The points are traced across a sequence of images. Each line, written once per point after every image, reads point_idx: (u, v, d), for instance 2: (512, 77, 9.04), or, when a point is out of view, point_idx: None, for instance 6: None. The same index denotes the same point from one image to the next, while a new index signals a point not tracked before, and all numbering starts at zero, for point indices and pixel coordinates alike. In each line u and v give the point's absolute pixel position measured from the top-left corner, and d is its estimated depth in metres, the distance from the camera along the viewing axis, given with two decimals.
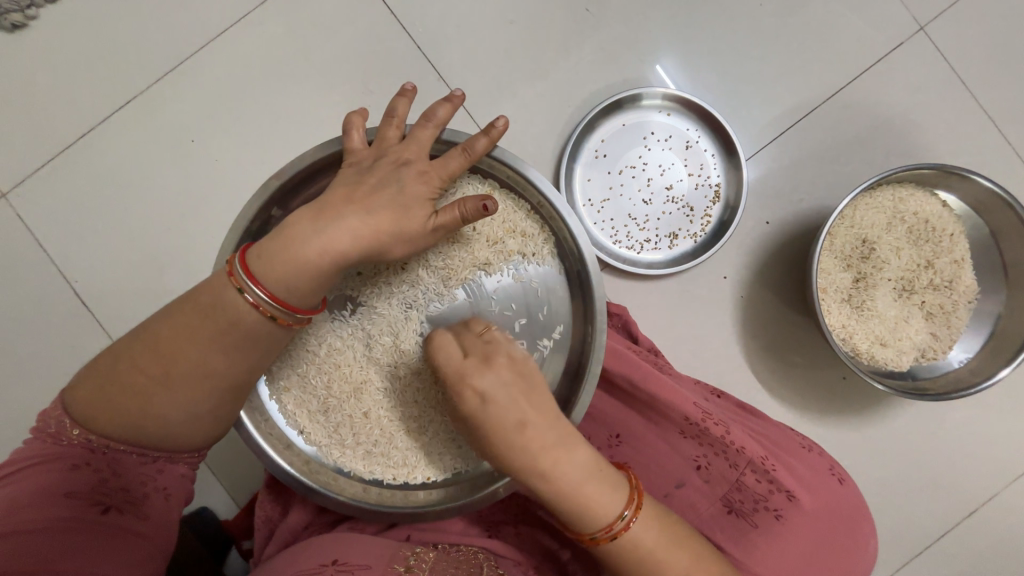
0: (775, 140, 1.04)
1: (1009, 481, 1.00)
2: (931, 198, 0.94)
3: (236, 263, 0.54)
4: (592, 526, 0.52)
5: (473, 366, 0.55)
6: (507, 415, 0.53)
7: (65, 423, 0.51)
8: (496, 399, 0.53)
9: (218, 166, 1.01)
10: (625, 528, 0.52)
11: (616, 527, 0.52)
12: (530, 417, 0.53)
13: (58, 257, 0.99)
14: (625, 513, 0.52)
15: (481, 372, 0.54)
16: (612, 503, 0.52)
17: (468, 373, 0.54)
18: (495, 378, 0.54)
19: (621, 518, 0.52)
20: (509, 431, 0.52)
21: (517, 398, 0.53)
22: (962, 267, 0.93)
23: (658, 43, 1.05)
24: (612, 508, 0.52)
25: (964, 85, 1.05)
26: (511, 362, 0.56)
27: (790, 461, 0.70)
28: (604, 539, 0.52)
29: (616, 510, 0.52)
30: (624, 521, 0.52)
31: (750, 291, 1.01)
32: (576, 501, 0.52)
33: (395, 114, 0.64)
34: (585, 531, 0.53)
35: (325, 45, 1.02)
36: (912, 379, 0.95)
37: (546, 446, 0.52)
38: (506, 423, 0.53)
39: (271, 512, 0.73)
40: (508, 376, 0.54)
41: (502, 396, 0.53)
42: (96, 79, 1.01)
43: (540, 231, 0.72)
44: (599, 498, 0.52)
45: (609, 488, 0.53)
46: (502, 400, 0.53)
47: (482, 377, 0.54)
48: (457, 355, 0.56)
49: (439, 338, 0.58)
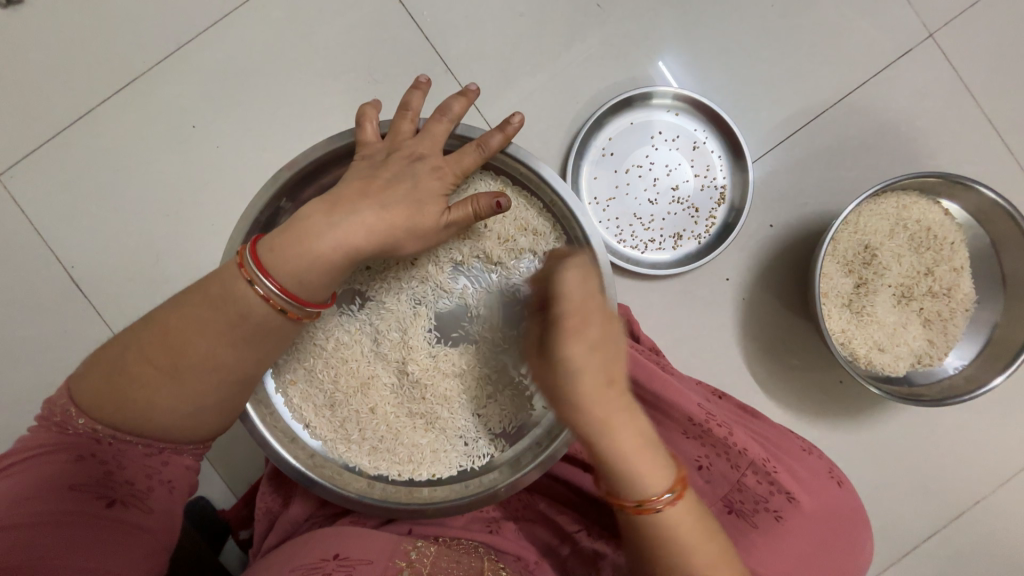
0: (782, 142, 1.04)
1: (996, 485, 1.02)
2: (934, 206, 0.95)
3: (247, 254, 0.53)
4: (638, 492, 0.52)
5: (592, 312, 0.51)
6: (602, 371, 0.51)
7: (70, 412, 0.50)
8: (600, 353, 0.51)
9: (220, 152, 0.99)
10: (666, 506, 0.52)
11: (657, 501, 0.52)
12: (616, 378, 0.52)
13: (53, 240, 0.97)
14: (672, 491, 0.52)
15: (592, 322, 0.51)
16: (662, 479, 0.53)
17: (581, 313, 0.51)
18: (601, 329, 0.51)
19: (667, 495, 0.52)
20: (597, 387, 0.51)
21: (608, 359, 0.52)
22: (960, 276, 0.95)
23: (669, 41, 1.04)
24: (659, 484, 0.52)
25: (969, 94, 1.06)
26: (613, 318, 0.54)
27: (791, 464, 0.71)
28: (643, 509, 0.52)
29: (661, 487, 0.52)
30: (666, 499, 0.52)
31: (751, 292, 1.02)
32: (625, 467, 0.52)
33: (409, 107, 0.63)
34: (622, 496, 0.53)
35: (331, 32, 1.00)
36: (908, 384, 0.96)
37: (622, 410, 0.52)
38: (598, 377, 0.51)
39: (272, 504, 0.73)
40: (609, 334, 0.52)
41: (602, 351, 0.51)
42: (93, 58, 0.98)
43: (551, 230, 0.71)
44: (651, 470, 0.52)
45: (660, 468, 0.53)
46: (601, 355, 0.51)
47: (593, 326, 0.51)
48: (578, 292, 0.51)
49: (557, 271, 0.53)
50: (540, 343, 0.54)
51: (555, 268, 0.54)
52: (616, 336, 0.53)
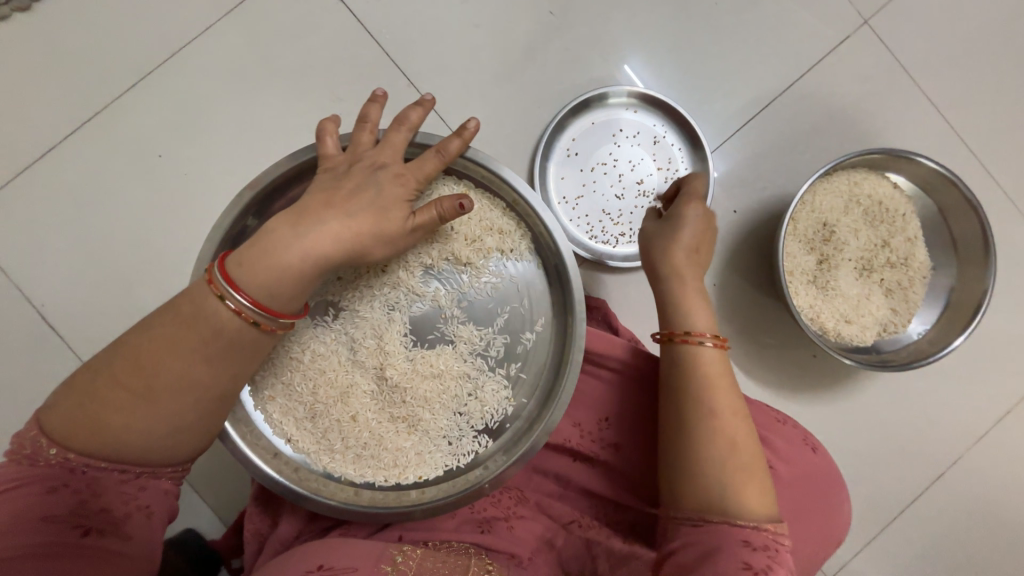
0: (737, 131, 1.09)
1: (970, 443, 1.06)
2: (883, 180, 0.99)
3: (215, 271, 0.54)
4: (690, 325, 0.67)
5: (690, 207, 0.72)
6: (693, 238, 0.70)
7: (41, 443, 0.50)
8: (688, 230, 0.70)
9: (187, 179, 0.99)
10: (703, 345, 0.65)
11: (704, 336, 0.65)
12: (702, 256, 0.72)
13: (20, 279, 0.96)
14: (717, 340, 0.66)
15: (684, 211, 0.71)
16: (711, 329, 0.67)
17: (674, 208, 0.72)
18: (694, 215, 0.71)
19: (711, 337, 0.65)
20: (689, 245, 0.70)
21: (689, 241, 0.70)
22: (915, 245, 0.99)
23: (621, 42, 1.08)
24: (707, 328, 0.66)
25: (907, 74, 1.12)
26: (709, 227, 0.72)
27: (767, 437, 0.73)
28: (690, 337, 0.65)
29: (707, 332, 0.66)
30: (708, 341, 0.65)
31: (721, 277, 1.05)
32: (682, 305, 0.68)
33: (368, 119, 0.65)
34: (670, 324, 0.68)
35: (292, 54, 1.02)
36: (877, 352, 1.00)
37: (698, 279, 0.70)
38: (693, 243, 0.70)
39: (260, 525, 0.72)
40: (699, 226, 0.71)
41: (678, 227, 0.71)
42: (52, 95, 0.98)
43: (516, 228, 0.73)
44: (705, 318, 0.67)
45: (711, 319, 0.67)
46: (696, 231, 0.70)
47: (682, 212, 0.71)
48: (682, 198, 0.73)
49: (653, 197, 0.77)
50: (663, 218, 0.74)
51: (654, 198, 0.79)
52: (703, 219, 0.71)
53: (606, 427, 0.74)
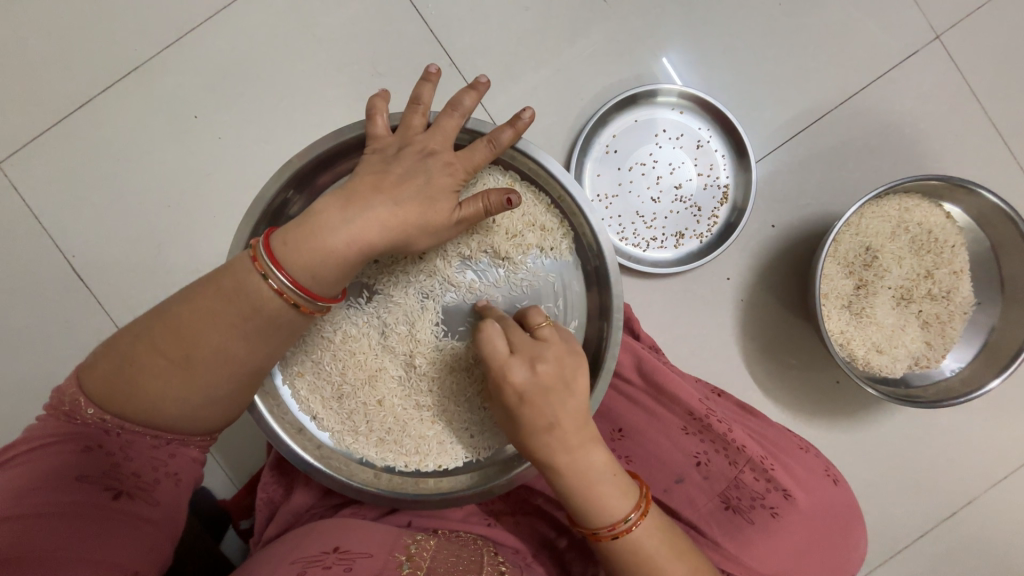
0: (786, 142, 1.04)
1: (989, 486, 1.04)
2: (936, 208, 0.95)
3: (260, 248, 0.53)
4: (596, 523, 0.55)
5: (519, 362, 0.55)
6: (542, 416, 0.55)
7: (79, 402, 0.51)
8: (536, 400, 0.55)
9: (222, 143, 0.98)
10: (626, 532, 0.55)
11: (619, 528, 0.55)
12: (558, 422, 0.55)
13: (54, 229, 0.97)
14: (631, 516, 0.55)
15: (523, 370, 0.55)
16: (620, 505, 0.55)
17: (511, 370, 0.55)
18: (535, 377, 0.55)
19: (627, 521, 0.55)
20: (538, 432, 0.55)
21: (549, 402, 0.55)
22: (960, 279, 0.95)
23: (675, 38, 1.03)
24: (620, 510, 0.55)
25: (974, 97, 1.05)
26: (557, 361, 0.56)
27: (787, 462, 0.72)
28: (606, 537, 0.55)
29: (622, 513, 0.55)
30: (627, 525, 0.55)
31: (750, 292, 1.02)
32: (586, 496, 0.55)
33: (420, 101, 0.63)
34: (589, 527, 0.56)
35: (335, 23, 0.99)
36: (905, 385, 0.97)
37: (568, 448, 0.55)
38: (537, 422, 0.55)
39: (274, 494, 0.73)
40: (547, 377, 0.55)
41: (538, 398, 0.54)
42: (94, 45, 0.97)
43: (559, 226, 0.72)
44: (609, 499, 0.55)
45: (620, 493, 0.55)
46: (539, 401, 0.55)
47: (524, 374, 0.55)
48: (504, 348, 0.56)
49: (488, 328, 0.57)
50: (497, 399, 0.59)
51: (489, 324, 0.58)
52: (551, 371, 0.55)
53: (619, 439, 0.73)
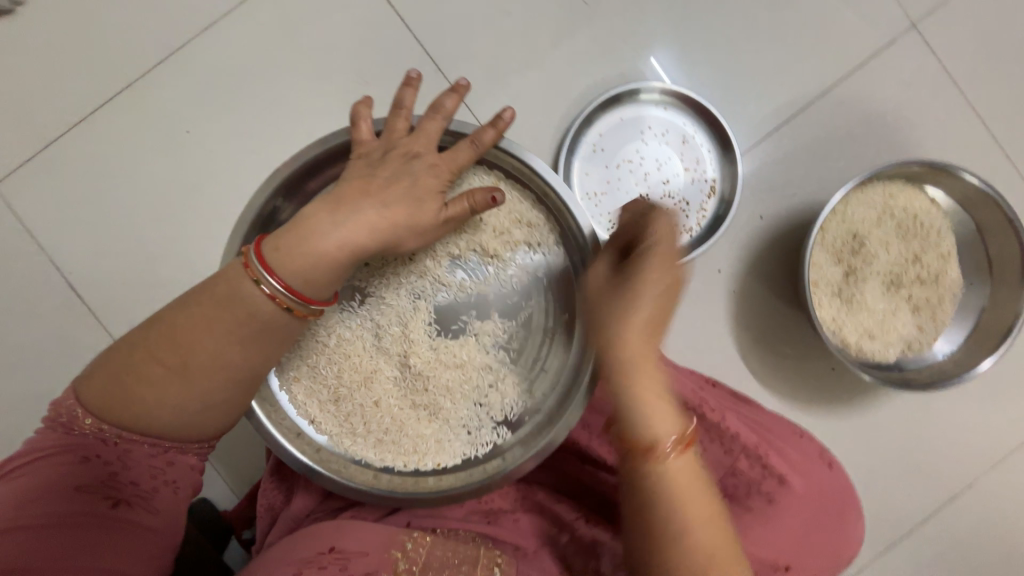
0: (770, 134, 1.06)
1: (989, 466, 1.04)
2: (919, 193, 0.96)
3: (252, 254, 0.54)
4: (637, 433, 0.54)
5: (620, 276, 0.58)
6: (613, 315, 0.57)
7: (76, 413, 0.51)
8: (612, 303, 0.57)
9: (213, 157, 1.00)
10: (669, 455, 0.54)
11: (661, 445, 0.54)
12: (633, 334, 0.56)
13: (49, 248, 0.98)
14: (676, 440, 0.54)
15: (600, 275, 0.60)
16: (665, 425, 0.54)
17: (604, 288, 0.59)
18: (625, 287, 0.57)
19: (672, 442, 0.54)
20: (607, 330, 0.57)
21: (623, 310, 0.56)
22: (948, 261, 0.96)
23: (656, 37, 1.05)
24: (665, 429, 0.54)
25: (953, 82, 1.07)
26: (657, 282, 0.56)
27: (782, 448, 0.73)
28: (642, 450, 0.54)
29: (668, 432, 0.54)
30: (669, 446, 0.54)
31: (742, 283, 1.03)
32: (639, 404, 0.55)
33: (403, 106, 0.65)
34: (626, 437, 0.55)
35: (321, 34, 1.01)
36: (899, 369, 0.98)
37: (632, 355, 0.56)
38: (609, 320, 0.57)
39: (274, 500, 0.74)
40: (631, 292, 0.56)
41: (608, 301, 0.58)
42: (85, 66, 0.99)
43: (545, 222, 0.73)
44: (658, 415, 0.55)
45: (672, 415, 0.55)
46: (612, 303, 0.57)
47: (643, 274, 0.56)
48: (655, 241, 0.57)
49: (656, 220, 0.57)
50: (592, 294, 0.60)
51: (636, 217, 0.59)
52: (661, 295, 0.56)
53: None
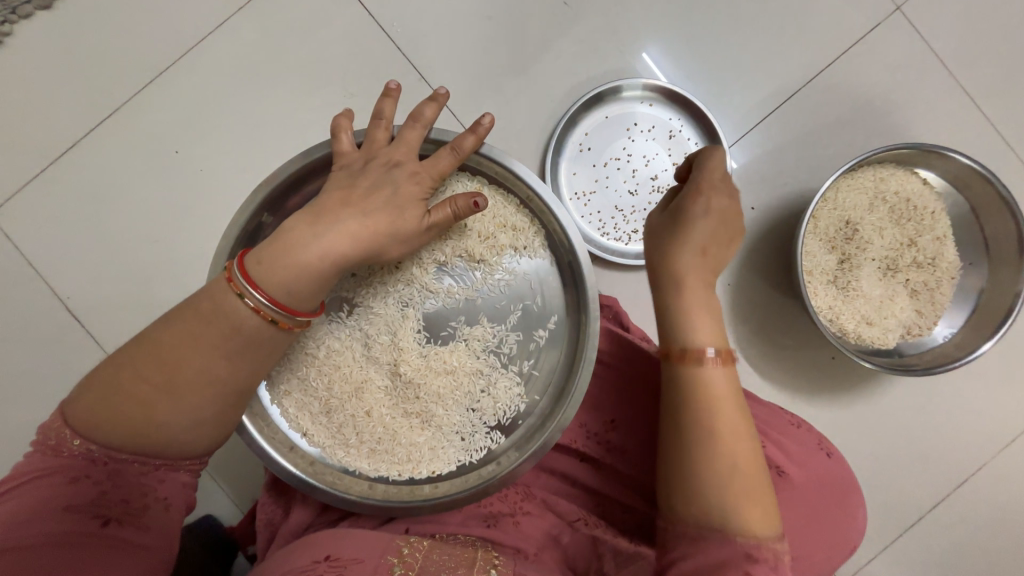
0: (758, 124, 1.05)
1: (998, 450, 1.02)
2: (911, 176, 0.95)
3: (234, 269, 0.55)
4: (681, 339, 0.61)
5: (711, 203, 0.62)
6: (680, 236, 0.63)
7: (65, 435, 0.52)
8: (678, 225, 0.63)
9: (203, 175, 1.01)
10: (709, 361, 0.59)
11: (703, 351, 0.59)
12: (688, 253, 0.62)
13: (46, 273, 0.99)
14: (717, 351, 0.60)
15: (702, 200, 0.62)
16: (709, 336, 0.60)
17: (677, 208, 0.64)
18: (701, 212, 0.62)
19: (713, 352, 0.59)
20: (668, 248, 0.63)
21: (679, 229, 0.63)
22: (944, 244, 0.95)
23: (639, 33, 1.05)
24: (708, 340, 0.60)
25: (941, 64, 1.06)
26: (714, 213, 0.62)
27: (780, 439, 0.72)
28: (686, 356, 0.60)
29: (710, 343, 0.60)
30: (711, 355, 0.59)
31: (737, 276, 1.03)
32: (682, 312, 0.62)
33: (382, 116, 0.65)
34: (669, 340, 0.62)
35: (304, 49, 1.02)
36: (899, 356, 0.96)
37: (684, 271, 0.62)
38: (679, 244, 0.63)
39: (273, 514, 0.74)
40: (715, 219, 0.62)
41: (684, 220, 0.63)
42: (74, 91, 1.00)
43: (530, 225, 0.73)
44: (704, 324, 0.61)
45: (714, 328, 0.61)
46: (679, 227, 0.63)
47: (699, 201, 0.62)
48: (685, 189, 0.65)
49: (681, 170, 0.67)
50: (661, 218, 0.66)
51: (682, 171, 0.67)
52: (716, 215, 0.62)
53: (612, 430, 0.75)
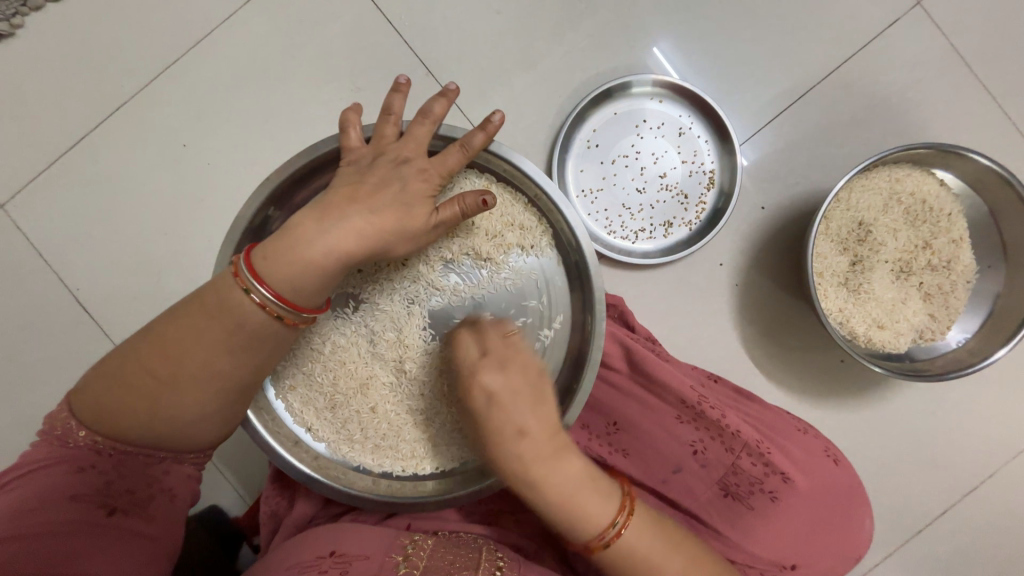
0: (771, 122, 1.03)
1: (1009, 458, 1.00)
2: (928, 177, 0.93)
3: (241, 263, 0.55)
4: (585, 535, 0.55)
5: (489, 363, 0.58)
6: (510, 422, 0.56)
7: (71, 426, 0.53)
8: (506, 404, 0.56)
9: (211, 169, 1.01)
10: (616, 535, 0.54)
11: (607, 533, 0.54)
12: (529, 426, 0.56)
13: (58, 264, 1.00)
14: (616, 519, 0.54)
15: (493, 373, 0.57)
16: (601, 511, 0.55)
17: (479, 371, 0.57)
18: (506, 377, 0.57)
19: (613, 525, 0.54)
20: (510, 440, 0.55)
21: (525, 405, 0.56)
22: (960, 247, 0.93)
23: (651, 28, 1.03)
24: (604, 515, 0.55)
25: (962, 61, 1.03)
26: (524, 371, 0.58)
27: (786, 445, 0.71)
28: (598, 547, 0.55)
29: (607, 519, 0.54)
30: (615, 528, 0.54)
31: (745, 277, 1.01)
32: (565, 507, 0.55)
33: (391, 111, 0.64)
34: (577, 539, 0.55)
35: (312, 43, 1.01)
36: (910, 360, 0.95)
37: (538, 458, 0.55)
38: (507, 428, 0.56)
39: (277, 506, 0.74)
40: (518, 382, 0.57)
41: (508, 402, 0.56)
42: (85, 84, 1.01)
43: (538, 223, 0.72)
44: (588, 506, 0.55)
45: (601, 497, 0.55)
46: (507, 405, 0.56)
47: (495, 377, 0.57)
48: (476, 352, 0.59)
49: (464, 334, 0.61)
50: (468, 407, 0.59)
51: (466, 330, 0.62)
52: (522, 377, 0.57)
53: (615, 432, 0.73)
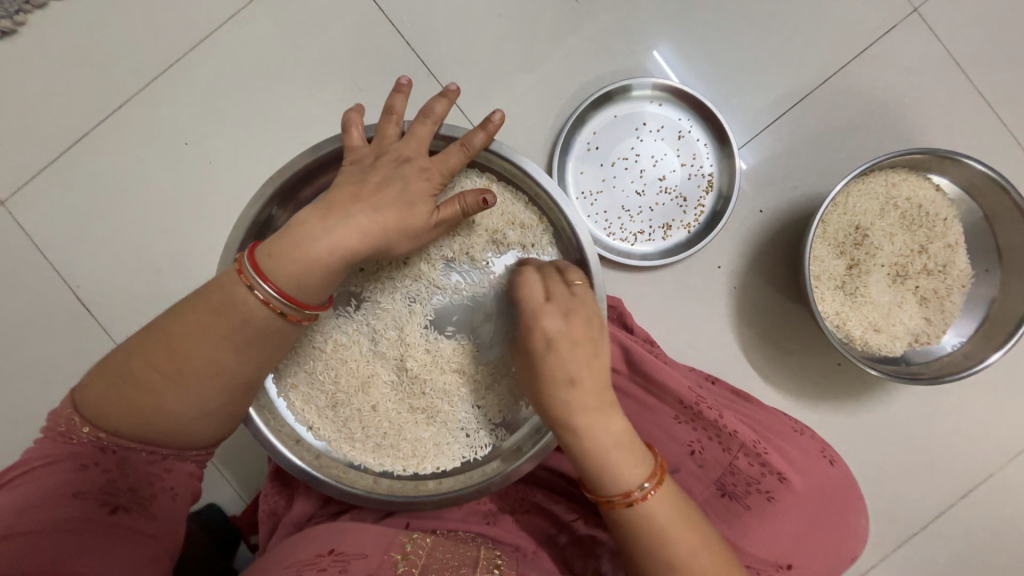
0: (769, 126, 1.04)
1: (1004, 461, 1.01)
2: (924, 182, 0.94)
3: (245, 260, 0.55)
4: (612, 490, 0.56)
5: (551, 310, 0.59)
6: (564, 367, 0.57)
7: (74, 422, 0.53)
8: (562, 350, 0.58)
9: (212, 167, 1.01)
10: (639, 500, 0.55)
11: (634, 495, 0.55)
12: (581, 377, 0.57)
13: (58, 262, 1.00)
14: (645, 484, 0.56)
15: (555, 318, 0.59)
16: (635, 472, 0.56)
17: (541, 316, 0.59)
18: (564, 329, 0.58)
19: (641, 489, 0.56)
20: (561, 383, 0.57)
21: (577, 354, 0.58)
22: (955, 251, 0.94)
23: (651, 31, 1.04)
24: (634, 477, 0.56)
25: (958, 67, 1.04)
26: (586, 322, 0.59)
27: (782, 445, 0.72)
28: (621, 504, 0.56)
29: (637, 481, 0.56)
30: (642, 492, 0.55)
31: (743, 279, 1.02)
32: (603, 458, 0.56)
33: (393, 111, 0.65)
34: (603, 493, 0.57)
35: (314, 43, 1.02)
36: (906, 363, 0.95)
37: (587, 409, 0.57)
38: (560, 373, 0.57)
39: (276, 505, 0.75)
40: (576, 333, 0.58)
41: (565, 348, 0.58)
42: (87, 82, 1.01)
43: (538, 223, 0.73)
44: (624, 465, 0.56)
45: (635, 460, 0.56)
46: (564, 351, 0.58)
47: (555, 322, 0.59)
48: (540, 296, 0.61)
49: (527, 278, 0.63)
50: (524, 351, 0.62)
51: (528, 275, 0.63)
52: (586, 324, 0.59)
53: None
